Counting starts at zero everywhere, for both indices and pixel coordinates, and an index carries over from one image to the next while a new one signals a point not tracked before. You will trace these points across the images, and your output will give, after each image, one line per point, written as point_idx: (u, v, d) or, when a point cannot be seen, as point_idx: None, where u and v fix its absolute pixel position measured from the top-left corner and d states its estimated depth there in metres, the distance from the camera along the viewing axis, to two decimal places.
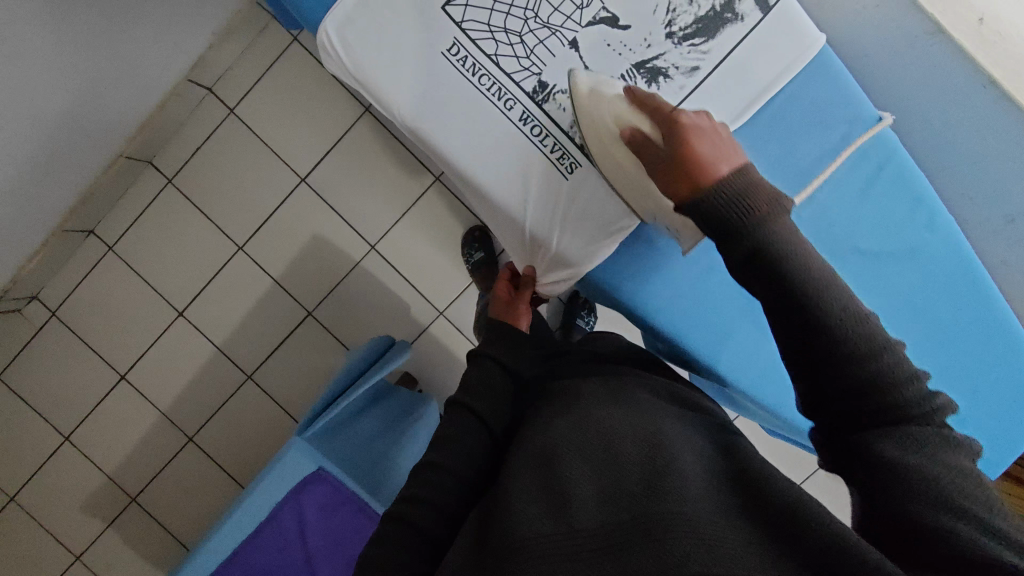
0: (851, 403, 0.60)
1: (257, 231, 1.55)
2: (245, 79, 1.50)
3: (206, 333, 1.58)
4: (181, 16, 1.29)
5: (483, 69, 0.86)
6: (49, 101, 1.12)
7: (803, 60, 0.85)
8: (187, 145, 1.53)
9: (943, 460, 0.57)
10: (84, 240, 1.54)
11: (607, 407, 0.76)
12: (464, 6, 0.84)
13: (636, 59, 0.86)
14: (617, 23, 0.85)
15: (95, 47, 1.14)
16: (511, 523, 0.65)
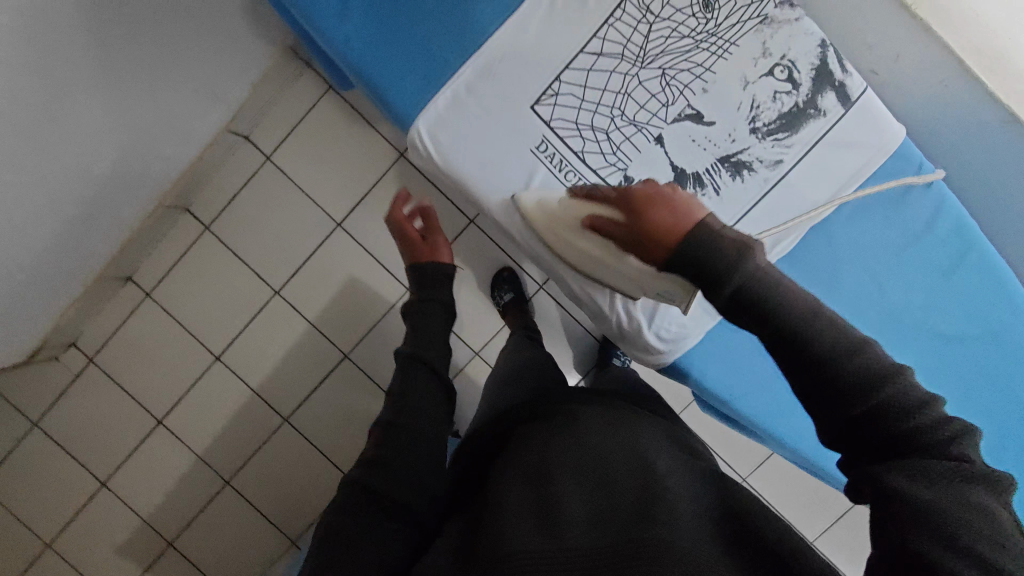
0: (860, 430, 0.59)
1: (293, 275, 1.55)
2: (280, 126, 1.50)
3: (243, 376, 1.58)
4: (223, 71, 1.29)
5: (570, 166, 0.94)
6: (95, 162, 1.12)
7: (876, 158, 0.96)
8: (222, 192, 1.52)
9: (958, 499, 0.53)
10: (121, 287, 1.54)
11: (603, 435, 0.76)
12: (554, 106, 0.93)
13: (721, 153, 0.94)
14: (701, 119, 0.94)
15: (140, 108, 1.14)
16: (502, 539, 0.64)
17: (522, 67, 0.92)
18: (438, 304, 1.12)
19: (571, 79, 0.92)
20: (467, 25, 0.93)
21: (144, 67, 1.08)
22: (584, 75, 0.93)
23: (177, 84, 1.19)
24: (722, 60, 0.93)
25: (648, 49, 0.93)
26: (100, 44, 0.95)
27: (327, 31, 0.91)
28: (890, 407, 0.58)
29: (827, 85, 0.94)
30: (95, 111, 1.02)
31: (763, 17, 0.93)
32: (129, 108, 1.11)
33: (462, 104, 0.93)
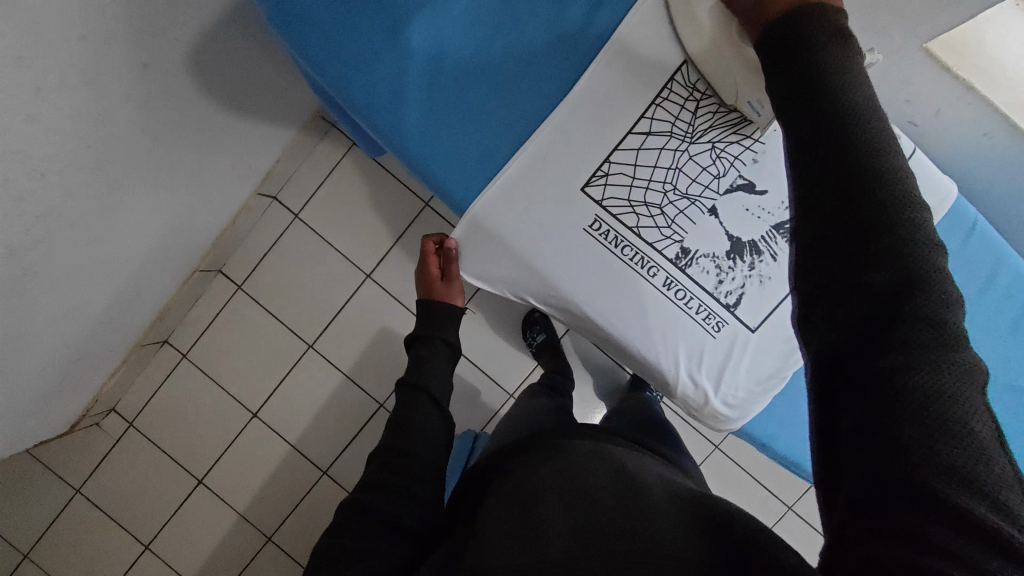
0: (844, 313, 0.47)
1: (326, 328, 1.57)
2: (307, 184, 1.53)
3: (280, 432, 1.58)
4: (258, 142, 1.32)
5: (625, 240, 0.73)
6: (139, 240, 1.16)
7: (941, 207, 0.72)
8: (254, 251, 1.55)
9: (954, 431, 0.41)
10: (159, 351, 1.57)
11: (589, 460, 0.65)
12: (605, 184, 0.72)
13: (775, 222, 0.75)
14: (754, 187, 0.75)
15: (182, 185, 1.16)
16: (480, 549, 0.55)
17: (563, 129, 0.71)
18: (442, 338, 0.92)
19: (618, 159, 0.72)
20: (503, 25, 0.70)
21: (190, 151, 1.11)
22: (632, 154, 0.72)
23: (218, 159, 1.22)
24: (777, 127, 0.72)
25: (698, 122, 0.73)
26: (153, 136, 0.98)
27: (325, 63, 0.68)
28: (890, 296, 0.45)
29: None
30: (143, 192, 1.06)
31: None
32: (174, 187, 1.13)
33: (501, 159, 0.72)
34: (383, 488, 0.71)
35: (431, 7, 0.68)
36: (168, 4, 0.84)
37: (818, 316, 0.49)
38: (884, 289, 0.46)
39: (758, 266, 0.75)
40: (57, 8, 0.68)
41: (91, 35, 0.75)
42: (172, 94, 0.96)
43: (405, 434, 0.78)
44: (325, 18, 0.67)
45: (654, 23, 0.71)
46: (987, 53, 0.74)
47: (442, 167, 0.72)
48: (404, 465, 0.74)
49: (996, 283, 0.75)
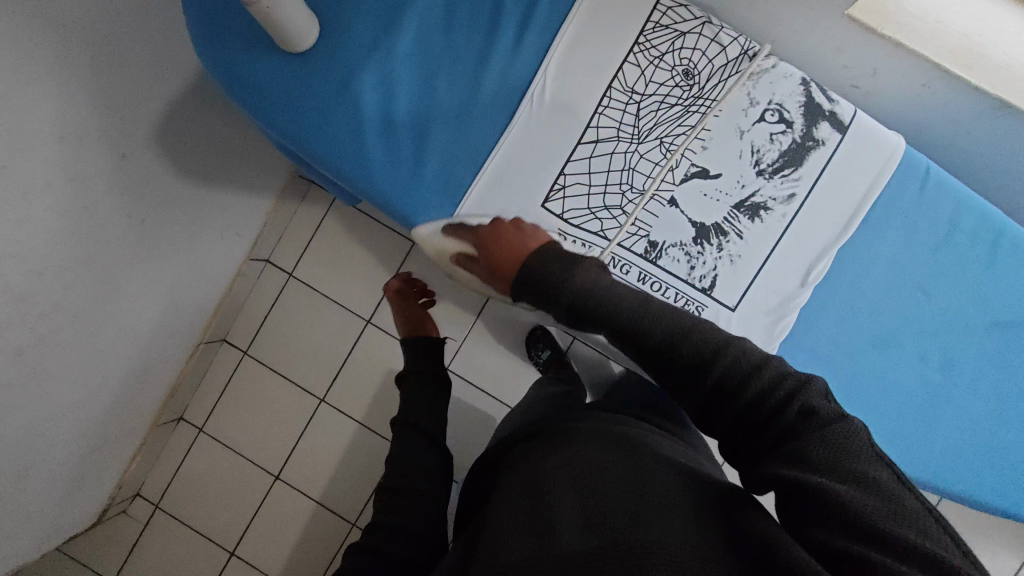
0: (721, 402, 0.54)
1: (334, 380, 1.58)
2: (296, 243, 1.57)
3: (304, 490, 1.57)
4: (243, 209, 1.37)
5: (593, 245, 0.71)
6: (141, 323, 1.19)
7: (886, 168, 0.71)
8: (255, 316, 1.58)
9: (859, 479, 0.46)
10: (176, 428, 1.58)
11: (602, 447, 0.63)
12: (563, 196, 0.70)
13: (734, 202, 0.71)
14: (707, 173, 0.71)
15: (175, 261, 1.19)
16: (494, 531, 0.59)
17: (519, 143, 0.69)
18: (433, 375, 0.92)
19: (569, 170, 0.70)
20: (448, 63, 0.68)
21: (178, 226, 1.14)
22: (584, 163, 0.70)
23: (204, 232, 1.25)
24: (718, 115, 0.70)
25: (641, 126, 0.70)
26: (140, 220, 1.02)
27: (277, 117, 0.67)
28: (750, 400, 0.52)
29: (818, 114, 0.71)
30: (138, 274, 1.09)
31: (743, 64, 0.70)
32: (167, 263, 1.16)
33: (466, 183, 0.70)
34: (392, 527, 0.72)
35: (380, 51, 0.67)
36: (135, 97, 0.89)
37: (706, 409, 0.56)
38: (742, 395, 0.53)
39: (725, 246, 0.71)
40: (32, 117, 0.72)
41: (70, 135, 0.80)
42: (153, 176, 1.01)
43: (405, 476, 0.77)
44: (278, 78, 0.66)
45: (586, 35, 0.69)
46: (906, 9, 0.72)
47: (414, 203, 0.69)
48: (412, 502, 0.75)
49: (960, 228, 0.73)
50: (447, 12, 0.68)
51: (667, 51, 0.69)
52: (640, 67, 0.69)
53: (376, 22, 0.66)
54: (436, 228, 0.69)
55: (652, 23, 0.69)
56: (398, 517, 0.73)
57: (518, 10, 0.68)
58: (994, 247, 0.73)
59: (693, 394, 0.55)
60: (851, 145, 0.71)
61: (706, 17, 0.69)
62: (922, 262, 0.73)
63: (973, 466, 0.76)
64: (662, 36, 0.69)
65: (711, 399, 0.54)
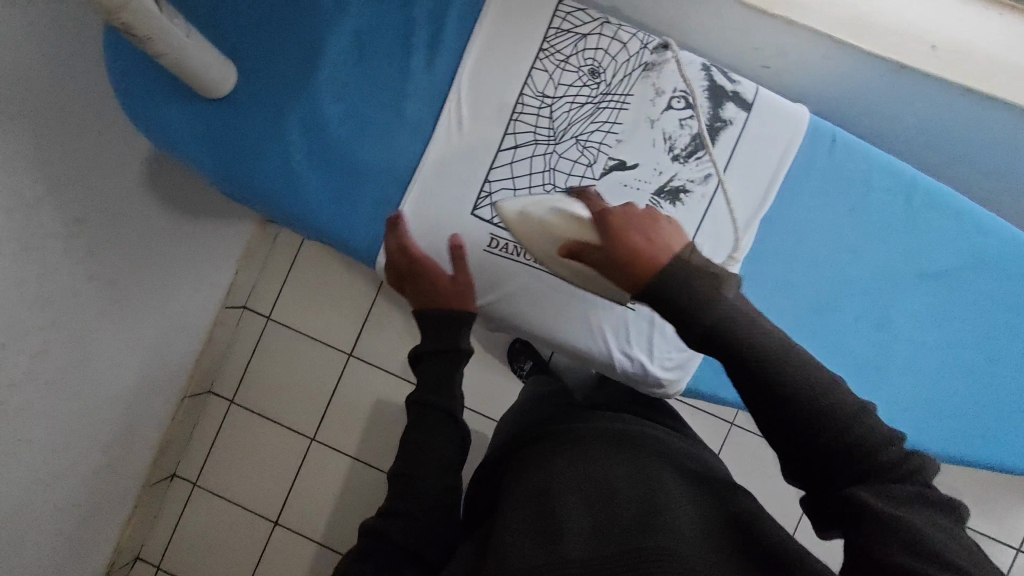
0: (815, 434, 0.44)
1: (323, 417, 1.57)
2: (271, 288, 1.58)
3: (305, 532, 1.54)
4: (214, 259, 1.37)
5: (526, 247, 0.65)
6: (120, 383, 1.18)
7: (799, 135, 0.65)
8: (239, 363, 1.59)
9: (947, 537, 0.40)
10: (170, 485, 1.57)
11: (608, 444, 0.59)
12: (490, 203, 0.66)
13: (653, 189, 0.65)
14: (623, 163, 0.65)
15: (148, 318, 1.19)
16: (500, 532, 0.52)
17: (442, 161, 0.65)
18: None
19: (493, 177, 0.66)
20: (364, 94, 0.66)
21: (150, 283, 1.14)
22: (507, 169, 0.66)
23: (178, 288, 1.25)
24: (628, 105, 0.65)
25: (556, 125, 0.65)
26: (109, 281, 1.03)
27: (203, 161, 0.65)
28: (847, 432, 0.43)
29: (725, 90, 0.65)
30: (111, 335, 1.09)
31: (645, 58, 0.65)
32: (140, 321, 1.16)
33: (393, 205, 0.66)
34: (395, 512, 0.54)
35: (293, 92, 0.65)
36: (87, 161, 0.91)
37: (794, 440, 0.45)
38: (848, 437, 0.43)
39: None
40: None
41: (19, 207, 0.81)
42: (116, 234, 1.01)
43: (422, 450, 0.56)
44: (198, 122, 0.65)
45: (494, 47, 0.65)
46: None
47: (341, 228, 0.66)
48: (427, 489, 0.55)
49: (873, 185, 0.69)
50: (355, 40, 0.65)
51: (571, 54, 0.65)
52: (548, 71, 0.65)
53: (283, 59, 0.65)
54: None
55: (553, 29, 0.65)
56: (404, 502, 0.54)
57: (428, 24, 0.66)
58: (909, 206, 0.69)
59: (796, 428, 0.45)
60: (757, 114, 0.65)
61: (604, 17, 0.65)
62: (853, 226, 0.69)
63: (950, 435, 0.70)
64: (564, 41, 0.65)
65: (806, 431, 0.44)
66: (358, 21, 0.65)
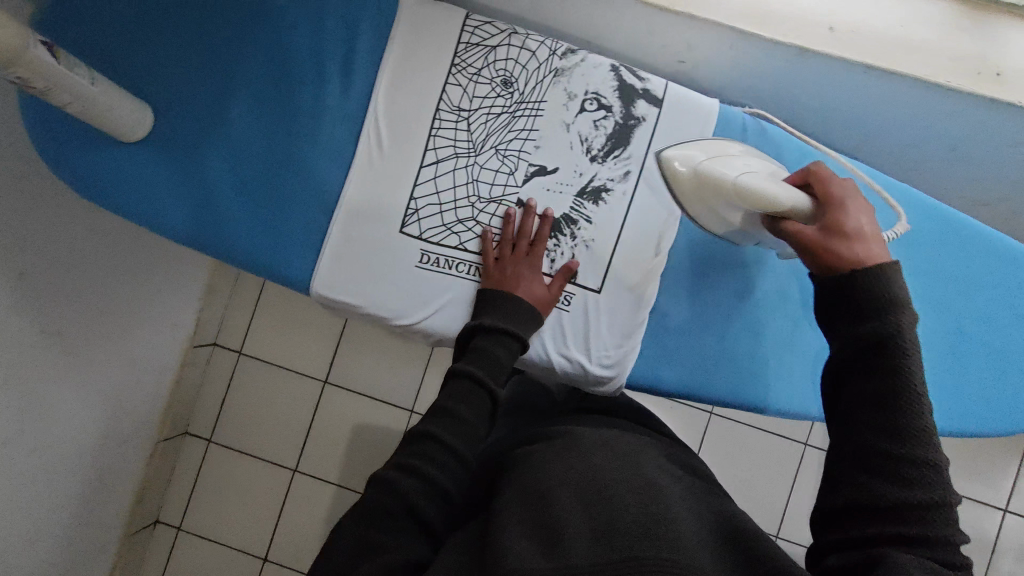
0: (886, 432, 0.45)
1: (304, 446, 1.44)
2: (240, 321, 1.47)
3: (294, 568, 1.42)
4: (166, 291, 1.25)
5: (458, 258, 0.66)
6: (73, 431, 1.07)
7: (709, 126, 0.67)
8: (213, 402, 1.47)
9: None
10: (152, 532, 1.45)
11: (603, 447, 0.54)
12: (417, 218, 0.66)
13: (575, 191, 0.66)
14: (542, 169, 0.66)
15: (94, 359, 1.07)
16: (492, 533, 0.46)
17: (367, 181, 0.66)
18: None
19: (416, 194, 0.66)
20: (284, 123, 0.66)
21: (92, 319, 1.03)
22: (430, 184, 0.66)
23: (129, 321, 1.14)
24: (541, 113, 0.66)
25: (474, 137, 0.66)
26: (50, 331, 0.93)
27: (136, 204, 0.66)
28: (917, 459, 0.43)
29: (635, 89, 0.66)
30: (51, 380, 0.97)
31: (555, 64, 0.66)
32: (84, 361, 1.04)
33: (323, 228, 0.67)
34: (414, 473, 0.49)
35: (212, 131, 0.66)
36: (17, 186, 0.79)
37: (869, 423, 0.46)
38: (914, 462, 0.43)
39: (579, 233, 0.66)
40: None
41: None
42: (48, 266, 0.89)
43: (456, 421, 0.52)
44: (126, 167, 0.66)
45: (407, 66, 0.66)
46: None
47: (274, 258, 0.66)
48: (456, 461, 0.51)
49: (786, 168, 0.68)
50: (270, 70, 0.66)
51: (482, 67, 0.66)
52: (462, 85, 0.66)
53: (200, 100, 0.66)
54: (342, 283, 0.66)
55: (462, 44, 0.66)
56: (425, 466, 0.50)
57: (338, 51, 0.66)
58: None
59: (876, 414, 0.46)
60: (660, 112, 0.66)
61: (510, 29, 0.67)
62: None
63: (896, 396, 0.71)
64: (474, 55, 0.66)
65: (881, 427, 0.45)
66: (266, 53, 0.66)
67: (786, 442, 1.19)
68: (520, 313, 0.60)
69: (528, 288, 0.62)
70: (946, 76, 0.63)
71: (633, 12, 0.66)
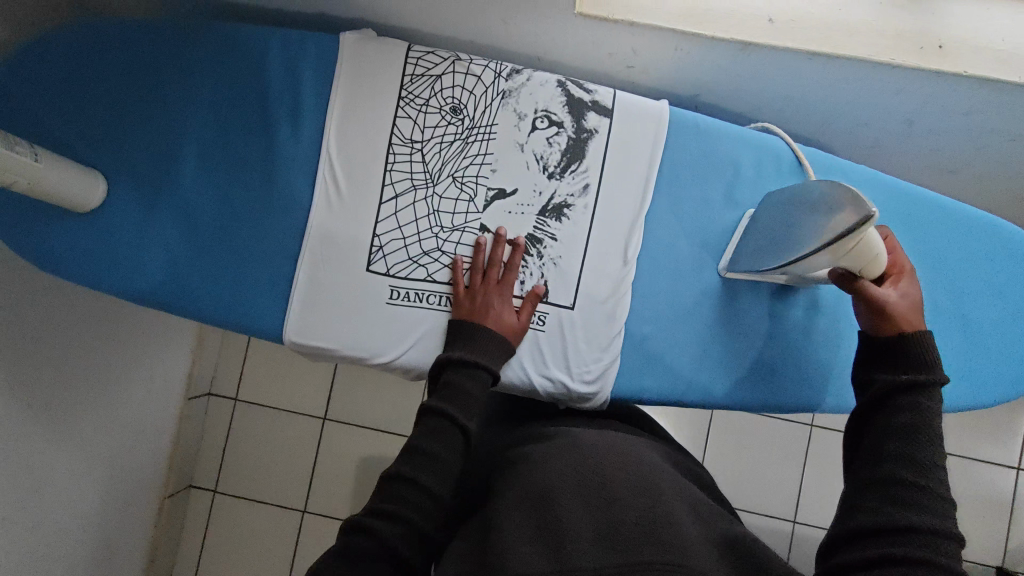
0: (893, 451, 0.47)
1: (311, 485, 1.40)
2: (233, 368, 1.43)
3: None
4: (151, 346, 1.23)
5: (429, 290, 0.66)
6: (67, 501, 1.04)
7: (662, 130, 0.67)
8: (214, 452, 1.43)
9: None
10: None
11: (601, 444, 0.53)
12: (382, 255, 0.66)
13: (537, 209, 0.66)
14: (502, 192, 0.66)
15: (78, 424, 1.04)
16: (492, 540, 0.45)
17: (328, 222, 0.66)
18: None
19: (379, 231, 0.66)
20: (238, 174, 0.66)
21: (70, 384, 1.00)
22: (391, 220, 0.66)
23: (112, 381, 1.11)
24: (494, 137, 0.66)
25: (429, 168, 0.66)
26: (27, 404, 0.91)
27: (103, 271, 0.65)
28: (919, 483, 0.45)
29: (584, 102, 0.66)
30: (36, 451, 0.94)
31: (502, 86, 0.66)
32: (68, 428, 1.01)
33: (290, 274, 0.66)
34: (393, 516, 0.48)
35: (167, 192, 0.66)
36: None
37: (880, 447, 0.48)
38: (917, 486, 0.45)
39: (546, 252, 0.66)
40: None
41: None
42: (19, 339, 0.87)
43: (434, 461, 0.51)
44: (88, 236, 0.65)
45: (355, 105, 0.66)
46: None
47: (245, 310, 0.66)
48: (432, 500, 0.50)
49: (743, 164, 0.68)
50: (220, 124, 0.66)
51: (429, 97, 0.66)
52: (412, 117, 0.66)
53: (154, 162, 0.66)
54: (315, 328, 0.66)
55: (407, 76, 0.66)
56: (404, 508, 0.49)
57: (286, 98, 0.66)
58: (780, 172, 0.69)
59: (886, 438, 0.48)
60: (610, 122, 0.67)
61: (453, 55, 0.67)
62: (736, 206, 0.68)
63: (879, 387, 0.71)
64: (420, 86, 0.66)
65: (890, 447, 0.47)
66: (214, 108, 0.66)
67: (791, 427, 1.18)
68: (490, 345, 0.60)
69: (498, 317, 0.62)
70: (891, 55, 0.63)
71: (573, 24, 0.66)
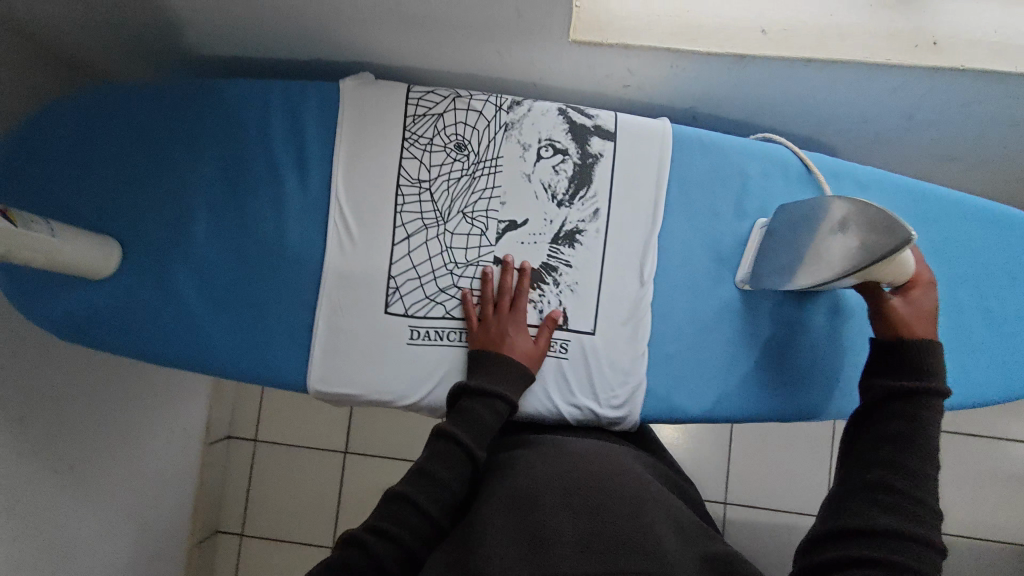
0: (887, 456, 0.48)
1: (338, 521, 1.39)
2: (251, 410, 1.43)
3: None
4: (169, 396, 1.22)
5: (449, 327, 0.66)
6: (97, 560, 1.03)
7: (666, 148, 0.67)
8: (238, 495, 1.42)
9: None
10: None
11: (590, 458, 0.53)
12: (399, 296, 0.66)
13: (549, 238, 0.66)
14: (512, 224, 0.66)
15: (102, 482, 1.03)
16: (475, 541, 0.45)
17: (343, 268, 0.66)
18: None
19: (394, 273, 0.66)
20: (250, 227, 0.67)
21: (91, 443, 1.00)
22: (405, 261, 0.66)
23: (133, 435, 1.11)
24: (500, 169, 0.67)
25: (439, 207, 0.67)
26: (50, 467, 0.91)
27: (124, 334, 0.66)
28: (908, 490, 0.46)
29: (586, 127, 0.67)
30: (64, 513, 0.94)
31: (504, 118, 0.67)
32: (92, 487, 1.01)
33: (309, 322, 0.66)
34: (388, 536, 0.48)
35: (181, 251, 0.66)
36: None
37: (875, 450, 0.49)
38: (905, 492, 0.46)
39: (561, 279, 0.66)
40: None
41: None
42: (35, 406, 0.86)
43: (434, 484, 0.51)
44: (107, 299, 0.66)
45: (360, 150, 0.67)
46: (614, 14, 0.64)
47: (267, 361, 0.66)
48: (428, 525, 0.49)
49: (750, 173, 0.68)
50: (229, 180, 0.67)
51: (433, 136, 0.66)
52: (417, 157, 0.67)
53: (167, 222, 0.66)
54: (339, 374, 0.66)
55: (409, 117, 0.67)
56: (400, 530, 0.48)
57: (291, 149, 0.67)
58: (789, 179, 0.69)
59: (880, 444, 0.49)
60: (614, 145, 0.67)
61: (453, 93, 0.67)
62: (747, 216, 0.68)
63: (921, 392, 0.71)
64: (422, 126, 0.67)
65: (884, 451, 0.49)
66: (222, 164, 0.67)
67: (815, 424, 1.17)
68: (513, 380, 0.60)
69: (517, 349, 0.61)
70: (887, 54, 0.64)
71: (569, 50, 0.66)
